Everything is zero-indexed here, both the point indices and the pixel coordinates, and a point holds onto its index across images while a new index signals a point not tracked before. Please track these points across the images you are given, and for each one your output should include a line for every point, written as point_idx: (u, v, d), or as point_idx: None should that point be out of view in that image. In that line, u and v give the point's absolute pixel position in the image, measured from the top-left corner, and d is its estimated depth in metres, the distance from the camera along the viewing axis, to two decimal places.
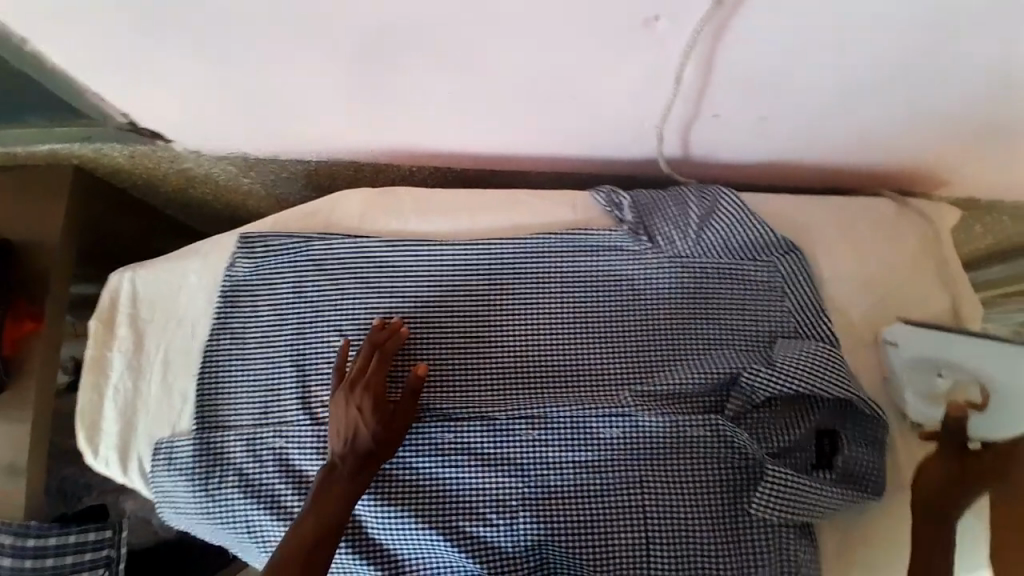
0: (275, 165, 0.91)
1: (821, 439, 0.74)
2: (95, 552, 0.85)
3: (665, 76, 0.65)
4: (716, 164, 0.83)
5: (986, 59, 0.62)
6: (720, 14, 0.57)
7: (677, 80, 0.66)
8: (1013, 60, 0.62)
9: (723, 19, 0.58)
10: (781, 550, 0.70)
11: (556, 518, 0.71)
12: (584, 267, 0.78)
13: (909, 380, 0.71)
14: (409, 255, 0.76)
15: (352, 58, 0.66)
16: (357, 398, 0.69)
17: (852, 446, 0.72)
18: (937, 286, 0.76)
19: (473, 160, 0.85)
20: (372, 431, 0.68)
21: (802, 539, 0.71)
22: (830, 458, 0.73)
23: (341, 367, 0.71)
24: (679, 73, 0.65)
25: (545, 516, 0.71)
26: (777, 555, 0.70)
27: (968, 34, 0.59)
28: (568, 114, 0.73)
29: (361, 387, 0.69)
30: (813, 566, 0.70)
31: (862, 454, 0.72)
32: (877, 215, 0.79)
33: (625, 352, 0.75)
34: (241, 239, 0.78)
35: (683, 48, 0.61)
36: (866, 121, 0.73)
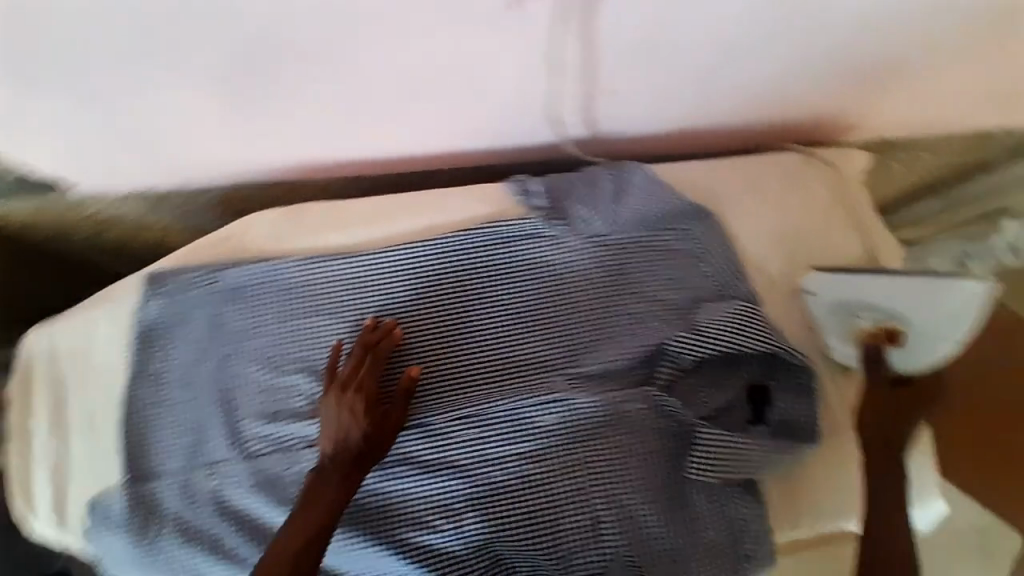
0: (184, 198, 0.89)
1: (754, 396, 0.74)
2: None
3: (542, 55, 0.66)
4: (624, 140, 0.83)
5: None
6: None
7: (553, 57, 0.66)
8: None
9: None
10: (724, 510, 0.71)
11: (503, 514, 0.71)
12: (502, 259, 0.77)
13: (832, 326, 0.71)
14: (323, 271, 0.74)
15: (230, 60, 0.65)
16: (349, 401, 0.67)
17: (782, 399, 0.73)
18: (850, 232, 0.77)
19: (383, 168, 0.84)
20: (362, 437, 0.66)
21: (743, 496, 0.72)
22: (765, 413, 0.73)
23: (330, 368, 0.69)
24: (552, 48, 0.65)
25: (492, 514, 0.71)
26: (721, 516, 0.71)
27: None
28: (461, 104, 0.72)
29: (354, 390, 0.67)
30: (758, 521, 0.71)
31: (792, 405, 0.73)
32: (786, 170, 0.80)
33: (553, 338, 0.75)
34: (149, 280, 0.76)
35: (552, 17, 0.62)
36: (754, 73, 0.75)
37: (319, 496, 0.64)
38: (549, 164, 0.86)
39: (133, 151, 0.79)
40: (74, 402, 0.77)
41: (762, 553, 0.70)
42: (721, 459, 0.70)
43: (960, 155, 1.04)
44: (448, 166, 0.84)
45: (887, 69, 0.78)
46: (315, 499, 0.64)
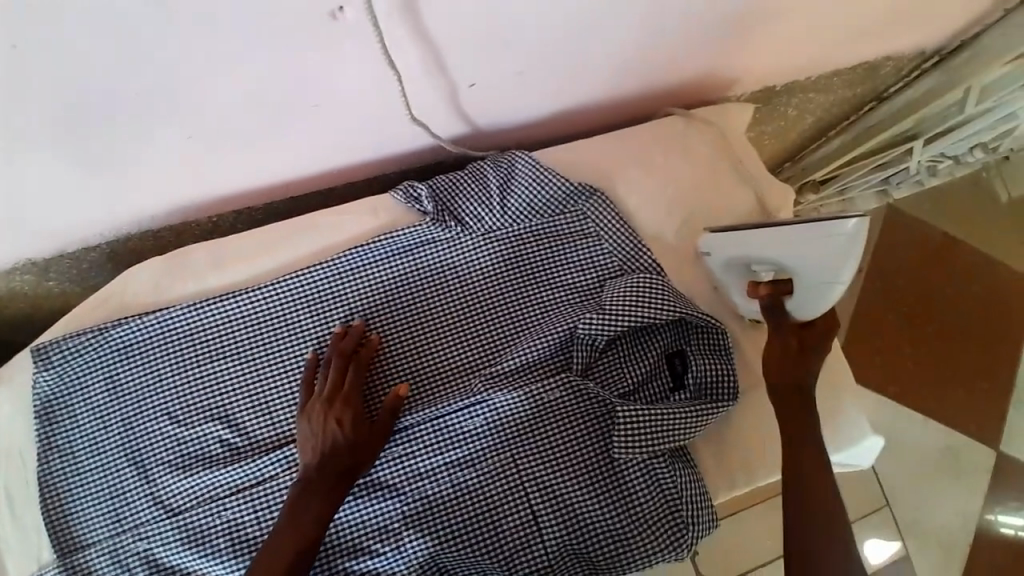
0: (69, 258, 0.85)
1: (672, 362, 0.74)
2: None
3: (385, 64, 0.64)
4: (506, 126, 0.82)
5: None
6: None
7: (395, 68, 0.65)
8: None
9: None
10: (660, 483, 0.70)
11: (441, 526, 0.69)
12: (403, 268, 0.75)
13: (733, 282, 0.74)
14: (216, 313, 0.72)
15: (65, 128, 0.62)
16: (336, 412, 0.67)
17: (698, 361, 0.73)
18: (739, 186, 0.79)
19: (268, 193, 0.82)
20: (348, 448, 0.66)
21: (677, 464, 0.71)
22: (683, 377, 0.73)
23: (312, 382, 0.69)
24: (391, 60, 0.63)
25: (430, 528, 0.69)
26: (657, 489, 0.70)
27: None
28: (324, 122, 0.71)
29: (342, 399, 0.67)
30: (697, 487, 0.71)
31: (709, 365, 0.73)
32: (670, 134, 0.79)
33: (466, 339, 0.74)
34: (32, 353, 0.72)
35: (377, 36, 0.60)
36: (614, 43, 0.74)
37: (306, 510, 0.63)
38: (437, 160, 0.85)
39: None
40: None
41: (705, 517, 0.70)
42: (648, 434, 0.69)
43: (849, 88, 1.05)
44: (334, 179, 0.83)
45: (747, 18, 0.77)
46: (302, 512, 0.63)
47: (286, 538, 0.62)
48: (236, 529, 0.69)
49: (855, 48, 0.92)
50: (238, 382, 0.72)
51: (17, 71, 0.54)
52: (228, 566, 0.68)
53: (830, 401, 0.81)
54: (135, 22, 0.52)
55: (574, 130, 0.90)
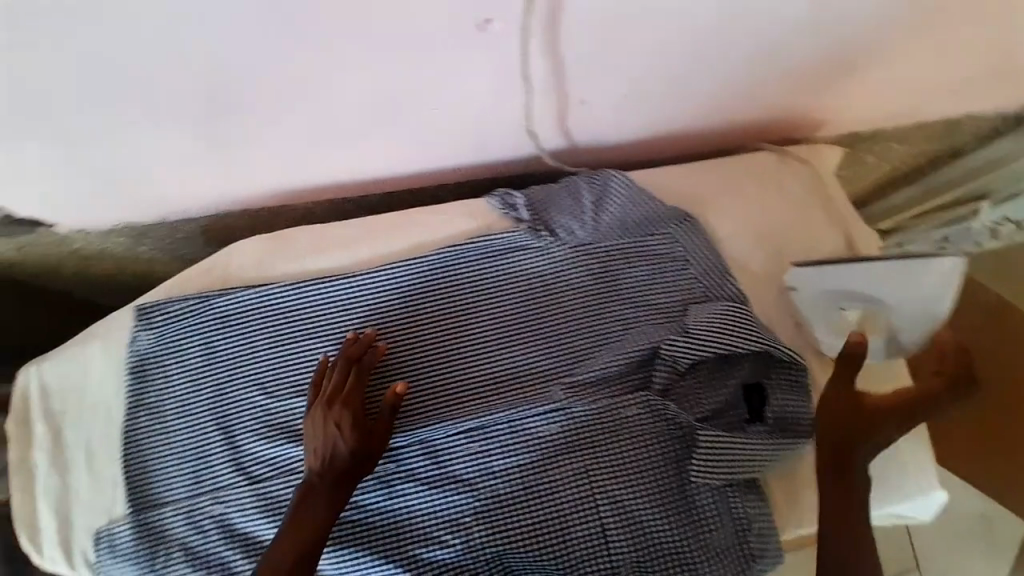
0: (167, 229, 0.89)
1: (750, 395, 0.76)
2: None
3: (516, 75, 0.67)
4: (602, 145, 0.85)
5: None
6: (546, 8, 0.59)
7: (527, 82, 0.68)
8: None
9: (553, 12, 0.60)
10: (731, 510, 0.71)
11: (511, 525, 0.71)
12: (494, 271, 0.78)
13: (817, 317, 0.75)
14: (312, 293, 0.75)
15: (206, 106, 0.66)
16: (335, 415, 0.67)
17: (779, 395, 0.74)
18: (829, 224, 0.80)
19: (367, 188, 0.85)
20: (345, 452, 0.67)
21: (750, 494, 0.73)
22: (762, 412, 0.75)
23: (316, 385, 0.70)
24: (527, 73, 0.67)
25: (500, 525, 0.71)
26: (728, 516, 0.71)
27: None
28: (439, 125, 0.74)
29: (341, 403, 0.68)
30: (765, 518, 0.72)
31: (789, 400, 0.74)
32: (764, 168, 0.82)
33: (549, 346, 0.76)
34: (138, 312, 0.76)
35: (522, 47, 0.63)
36: (723, 76, 0.77)
37: (306, 510, 0.66)
38: (527, 170, 0.87)
39: (110, 193, 0.79)
40: (70, 441, 0.76)
41: (770, 552, 0.71)
42: (724, 461, 0.70)
43: (930, 144, 1.07)
44: (428, 179, 0.85)
45: (852, 62, 0.79)
46: (304, 512, 0.66)
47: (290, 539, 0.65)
48: None
49: (946, 104, 0.94)
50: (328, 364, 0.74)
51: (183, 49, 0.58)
52: None
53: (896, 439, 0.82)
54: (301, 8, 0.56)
55: (661, 155, 0.92)
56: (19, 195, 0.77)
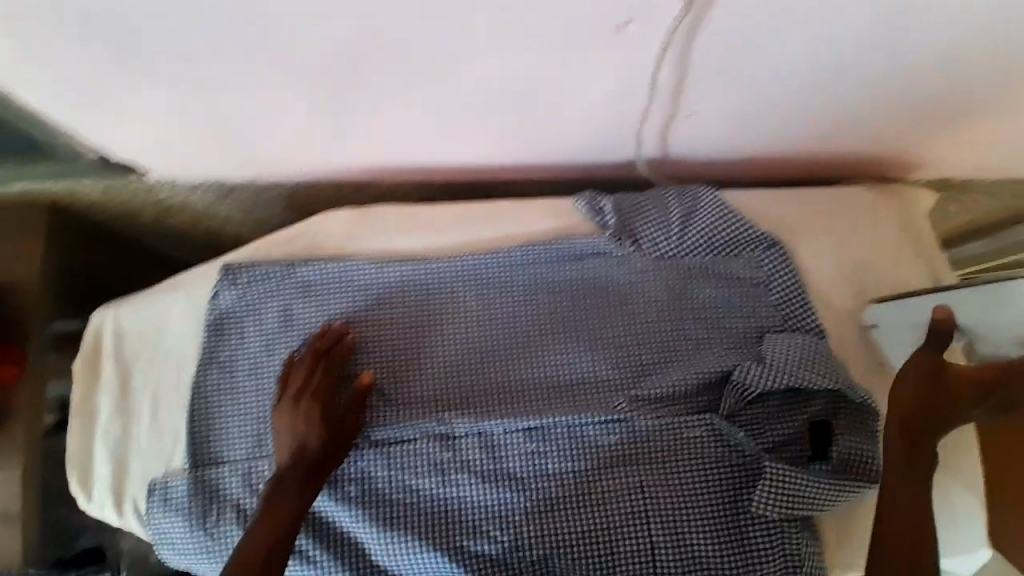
0: (252, 190, 0.91)
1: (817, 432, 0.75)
2: None
3: (642, 78, 0.68)
4: (691, 161, 0.85)
5: (939, 45, 0.65)
6: (690, 19, 0.59)
7: (651, 86, 0.69)
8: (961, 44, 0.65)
9: (693, 23, 0.60)
10: (784, 547, 0.71)
11: (560, 530, 0.71)
12: (571, 275, 0.78)
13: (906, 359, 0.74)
14: (394, 273, 0.77)
15: (324, 80, 0.67)
16: (303, 407, 0.69)
17: (848, 436, 0.73)
18: (919, 263, 0.79)
19: (454, 174, 0.87)
20: (318, 442, 0.68)
21: (804, 533, 0.72)
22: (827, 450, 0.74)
23: (282, 381, 0.72)
24: (653, 78, 0.67)
25: (549, 528, 0.71)
26: (780, 552, 0.70)
27: (916, 23, 0.62)
28: (543, 119, 0.74)
29: (310, 394, 0.70)
30: (817, 557, 0.71)
31: (857, 443, 0.73)
32: (854, 204, 0.81)
33: (615, 357, 0.76)
34: (223, 269, 0.78)
35: (657, 51, 0.63)
36: (832, 109, 0.76)
37: (277, 503, 0.65)
38: (613, 173, 0.88)
39: (212, 148, 0.80)
40: (139, 386, 0.78)
41: None
42: (783, 496, 0.69)
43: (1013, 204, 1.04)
44: (516, 170, 0.87)
45: (969, 109, 0.78)
46: (275, 505, 0.65)
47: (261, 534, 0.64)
48: (368, 481, 0.73)
49: None
50: (399, 345, 0.76)
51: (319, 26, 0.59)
52: (353, 512, 0.72)
53: (943, 487, 0.78)
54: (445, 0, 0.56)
55: (746, 177, 0.91)
56: (126, 140, 0.79)
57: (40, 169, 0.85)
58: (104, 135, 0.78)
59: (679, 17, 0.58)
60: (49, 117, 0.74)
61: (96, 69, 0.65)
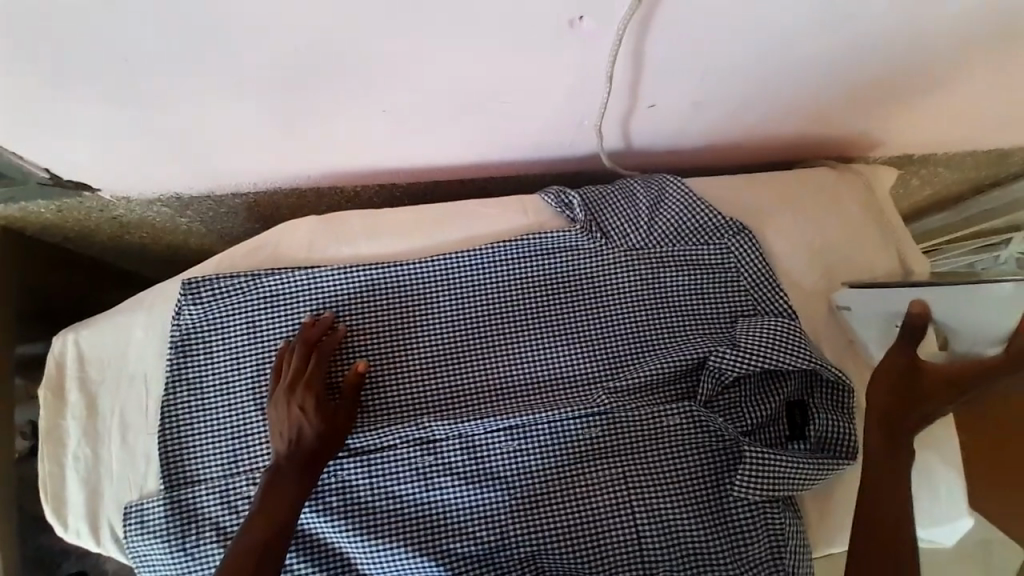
0: (212, 202, 0.89)
1: (793, 412, 0.76)
2: None
3: (599, 72, 0.67)
4: (656, 150, 0.85)
5: (889, 24, 0.66)
6: (644, 12, 0.59)
7: (609, 81, 0.68)
8: (912, 23, 0.66)
9: (647, 17, 0.60)
10: (767, 526, 0.71)
11: (547, 525, 0.71)
12: (543, 270, 0.77)
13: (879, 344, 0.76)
14: (361, 279, 0.76)
15: (276, 89, 0.65)
16: (297, 398, 0.69)
17: (822, 414, 0.74)
18: (882, 244, 0.80)
19: (418, 175, 0.86)
20: (313, 433, 0.68)
21: (787, 511, 0.72)
22: (803, 429, 0.75)
23: (277, 370, 0.71)
24: (610, 73, 0.67)
25: (535, 524, 0.71)
26: (764, 531, 0.71)
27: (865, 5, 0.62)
28: (504, 117, 0.74)
29: (305, 385, 0.69)
30: (801, 536, 0.72)
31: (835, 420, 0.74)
32: (818, 185, 0.82)
33: (592, 350, 0.76)
34: (183, 285, 0.75)
35: (613, 46, 0.63)
36: (790, 94, 0.76)
37: (271, 497, 0.66)
38: (580, 166, 0.87)
39: (164, 164, 0.78)
40: (106, 410, 0.75)
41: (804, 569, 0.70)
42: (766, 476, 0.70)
43: (971, 175, 1.07)
44: (481, 169, 0.86)
45: (928, 85, 0.78)
46: (270, 499, 0.66)
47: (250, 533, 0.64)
48: (349, 490, 0.72)
49: (1011, 135, 0.92)
50: (373, 352, 0.75)
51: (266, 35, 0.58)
52: (336, 525, 0.71)
53: (924, 459, 0.79)
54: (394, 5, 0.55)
55: (713, 163, 0.92)
56: (73, 160, 0.76)
57: None
58: (47, 156, 0.75)
59: (632, 13, 0.58)
60: None
61: (36, 91, 0.63)
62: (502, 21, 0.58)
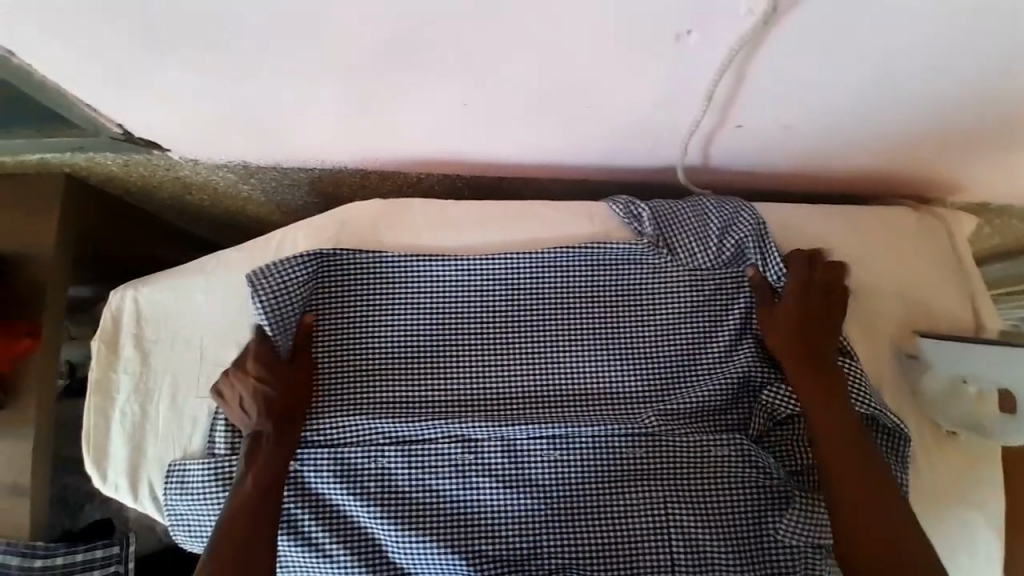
0: (277, 173, 0.90)
1: None
2: (106, 549, 0.92)
3: (698, 88, 0.66)
4: (729, 172, 0.83)
5: (1005, 73, 0.63)
6: (756, 36, 0.57)
7: (707, 99, 0.67)
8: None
9: (758, 40, 0.58)
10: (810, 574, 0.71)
11: (581, 542, 0.70)
12: (603, 280, 0.76)
13: (944, 405, 0.74)
14: (420, 268, 0.75)
15: (366, 74, 0.65)
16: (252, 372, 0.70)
17: None
18: (958, 295, 0.78)
19: (484, 169, 0.85)
20: (278, 398, 0.70)
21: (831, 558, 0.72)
22: None
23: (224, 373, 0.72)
24: (711, 92, 0.66)
25: (569, 539, 0.70)
26: None
27: (984, 51, 0.59)
28: (585, 122, 0.72)
29: (255, 360, 0.70)
30: None
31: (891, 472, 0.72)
32: (896, 227, 0.80)
33: (646, 369, 0.74)
34: (252, 274, 0.71)
35: (719, 66, 0.62)
36: (882, 130, 0.74)
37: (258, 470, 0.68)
38: (652, 176, 0.85)
39: (237, 132, 0.78)
40: (157, 369, 0.76)
41: None
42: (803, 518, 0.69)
43: None
44: (549, 169, 0.84)
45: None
46: (255, 467, 0.69)
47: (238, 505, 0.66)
48: (387, 478, 0.72)
49: None
50: (427, 341, 0.75)
51: (366, 22, 0.57)
52: (373, 512, 0.71)
53: (969, 518, 0.76)
54: (504, 13, 0.55)
55: (784, 188, 0.89)
56: (149, 120, 0.76)
57: (57, 141, 0.82)
58: (125, 112, 0.75)
59: (744, 37, 0.57)
60: (66, 89, 0.70)
61: (129, 49, 0.63)
62: (606, 28, 0.57)
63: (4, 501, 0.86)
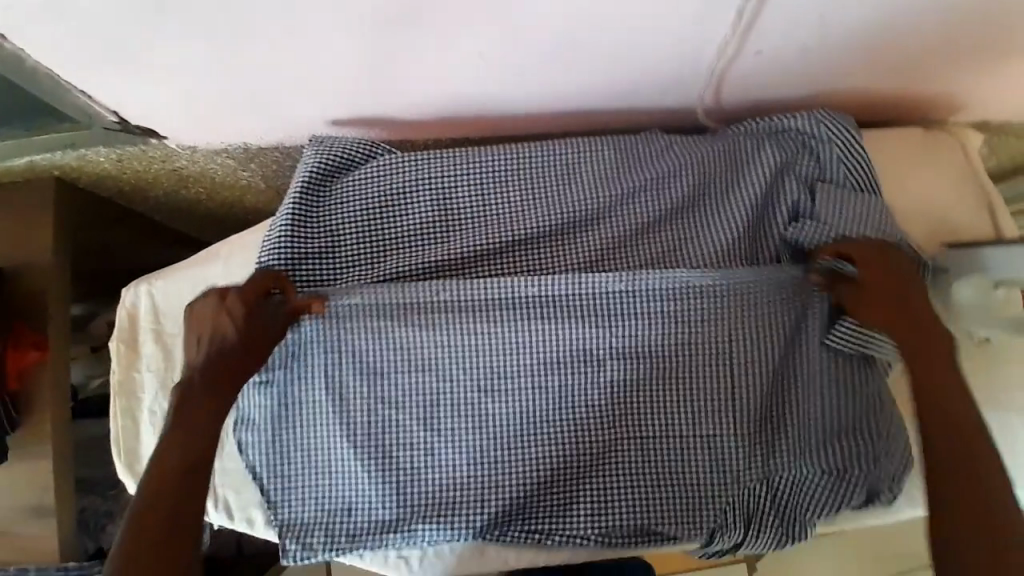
0: (280, 152, 0.87)
1: None
2: None
3: (726, 4, 0.64)
4: (744, 102, 0.82)
5: None
6: None
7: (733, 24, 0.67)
8: None
9: None
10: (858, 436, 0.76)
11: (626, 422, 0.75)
12: (626, 165, 0.79)
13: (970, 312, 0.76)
14: (449, 166, 0.78)
15: (384, 24, 0.63)
16: (226, 305, 0.67)
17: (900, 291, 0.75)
18: (974, 207, 0.80)
19: (495, 122, 0.84)
20: (235, 347, 0.66)
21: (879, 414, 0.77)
22: None
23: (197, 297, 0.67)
24: (743, 9, 0.65)
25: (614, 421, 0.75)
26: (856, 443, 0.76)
27: None
28: (603, 59, 0.72)
29: (232, 297, 0.67)
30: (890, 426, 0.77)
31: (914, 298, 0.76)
32: (909, 147, 0.82)
33: (680, 253, 0.78)
34: (311, 138, 0.80)
35: None
36: (900, 48, 0.74)
37: (186, 425, 0.61)
38: (663, 114, 0.84)
39: (241, 104, 0.75)
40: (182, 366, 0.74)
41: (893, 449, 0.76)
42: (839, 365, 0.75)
43: None
44: (561, 117, 0.83)
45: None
46: (188, 422, 0.61)
47: (152, 481, 0.58)
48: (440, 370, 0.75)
49: None
50: (464, 233, 0.78)
51: None
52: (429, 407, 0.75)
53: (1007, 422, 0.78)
54: None
55: None
56: (148, 102, 0.73)
57: (46, 136, 0.79)
58: (122, 94, 0.71)
59: None
60: (56, 74, 0.67)
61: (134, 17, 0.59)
62: None
63: (28, 521, 0.83)
